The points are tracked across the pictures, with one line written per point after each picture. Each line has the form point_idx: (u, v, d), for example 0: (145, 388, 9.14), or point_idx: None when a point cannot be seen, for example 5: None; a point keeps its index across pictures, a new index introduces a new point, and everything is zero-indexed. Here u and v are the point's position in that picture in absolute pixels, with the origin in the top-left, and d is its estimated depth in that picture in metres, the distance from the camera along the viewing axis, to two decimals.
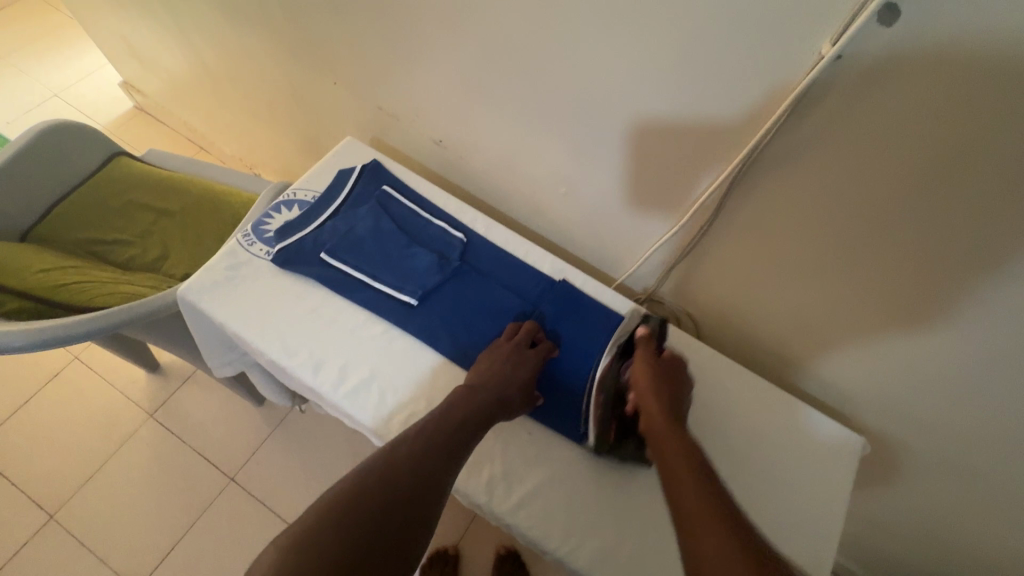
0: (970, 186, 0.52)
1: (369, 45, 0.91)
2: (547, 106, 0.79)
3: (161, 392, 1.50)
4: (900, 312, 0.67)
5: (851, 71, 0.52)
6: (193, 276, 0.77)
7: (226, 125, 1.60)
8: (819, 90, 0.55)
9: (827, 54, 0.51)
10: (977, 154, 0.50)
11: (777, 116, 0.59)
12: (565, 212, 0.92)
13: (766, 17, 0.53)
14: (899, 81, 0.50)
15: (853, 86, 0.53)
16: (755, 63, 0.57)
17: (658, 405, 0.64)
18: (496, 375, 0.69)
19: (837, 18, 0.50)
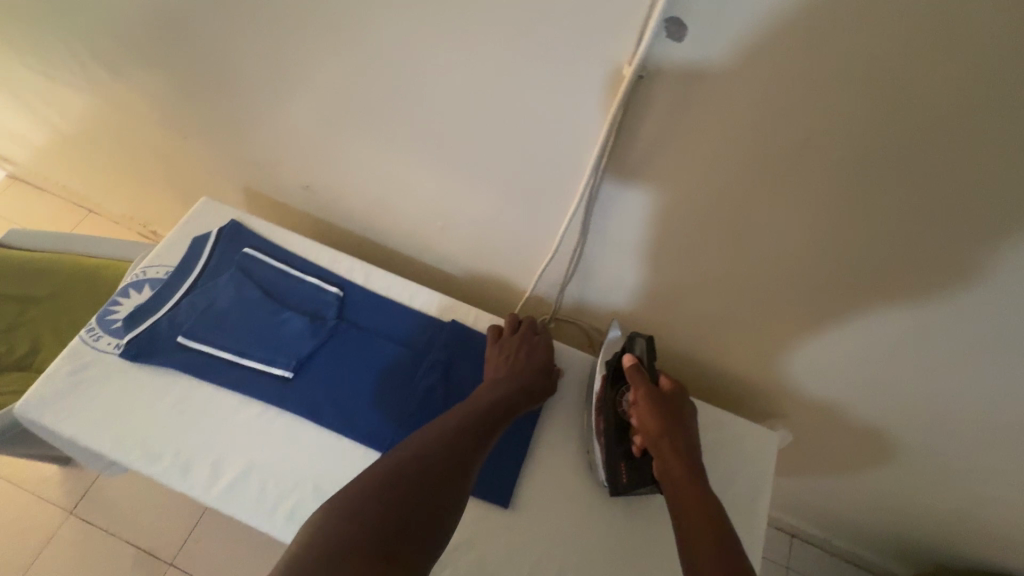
0: (813, 176, 0.50)
1: (208, 96, 0.84)
2: (400, 138, 0.73)
3: (78, 486, 1.39)
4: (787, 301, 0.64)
5: (662, 84, 0.49)
6: (31, 389, 0.68)
7: (106, 187, 1.48)
8: (641, 105, 0.51)
9: (628, 75, 0.48)
10: (805, 149, 0.48)
11: (605, 135, 0.55)
12: (451, 244, 0.86)
13: (567, 30, 0.49)
14: (713, 90, 0.47)
15: (672, 99, 0.49)
16: (574, 75, 0.53)
17: (673, 461, 0.61)
18: (515, 367, 0.68)
19: (628, 36, 0.47)
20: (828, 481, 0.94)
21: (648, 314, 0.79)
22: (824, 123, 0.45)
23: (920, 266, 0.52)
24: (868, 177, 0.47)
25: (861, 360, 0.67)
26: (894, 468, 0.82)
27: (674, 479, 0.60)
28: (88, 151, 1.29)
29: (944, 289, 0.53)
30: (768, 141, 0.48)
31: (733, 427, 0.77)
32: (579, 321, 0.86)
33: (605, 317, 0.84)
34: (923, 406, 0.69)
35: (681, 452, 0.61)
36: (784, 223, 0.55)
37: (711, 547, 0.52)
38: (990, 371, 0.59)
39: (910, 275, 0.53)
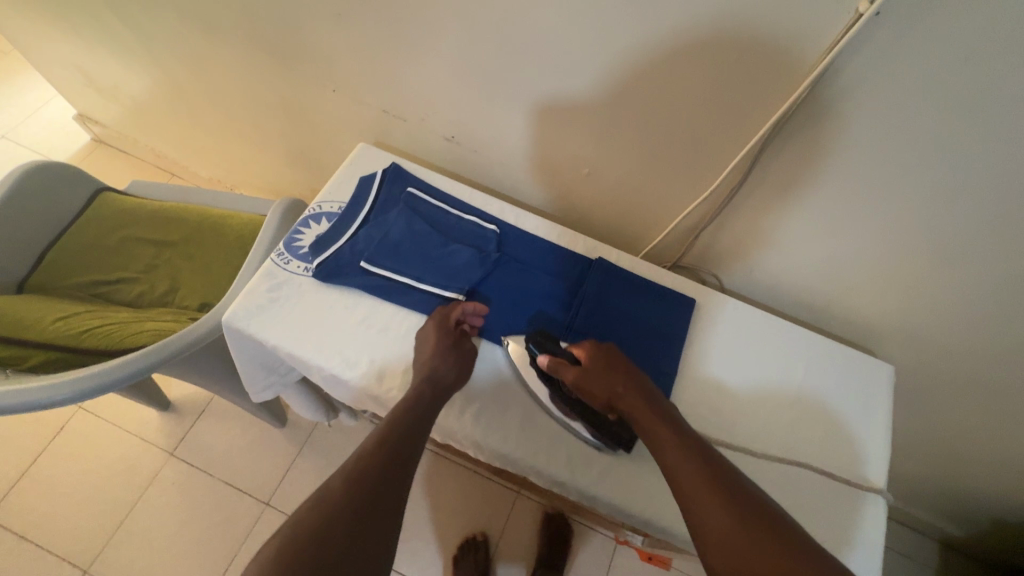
0: (1007, 115, 0.55)
1: (370, 48, 0.90)
2: (570, 87, 0.78)
3: (177, 429, 1.47)
4: (932, 243, 0.71)
5: (891, 24, 0.54)
6: (234, 302, 0.76)
7: (204, 147, 1.55)
8: (854, 47, 0.57)
9: (864, 12, 0.54)
10: (1010, 88, 0.53)
11: (815, 72, 0.60)
12: (586, 194, 0.93)
13: None
14: (936, 30, 0.52)
15: (887, 41, 0.55)
16: (790, 19, 0.58)
17: (636, 414, 0.60)
18: (417, 366, 0.69)
19: None
20: (917, 427, 1.02)
21: (779, 259, 0.86)
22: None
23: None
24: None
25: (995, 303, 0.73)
26: (994, 413, 0.89)
27: (653, 435, 0.57)
28: (201, 108, 1.35)
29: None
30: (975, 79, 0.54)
31: (850, 361, 0.83)
32: (697, 269, 0.95)
33: (733, 261, 0.90)
34: None
35: (644, 403, 0.60)
36: (955, 164, 0.61)
37: (701, 495, 0.50)
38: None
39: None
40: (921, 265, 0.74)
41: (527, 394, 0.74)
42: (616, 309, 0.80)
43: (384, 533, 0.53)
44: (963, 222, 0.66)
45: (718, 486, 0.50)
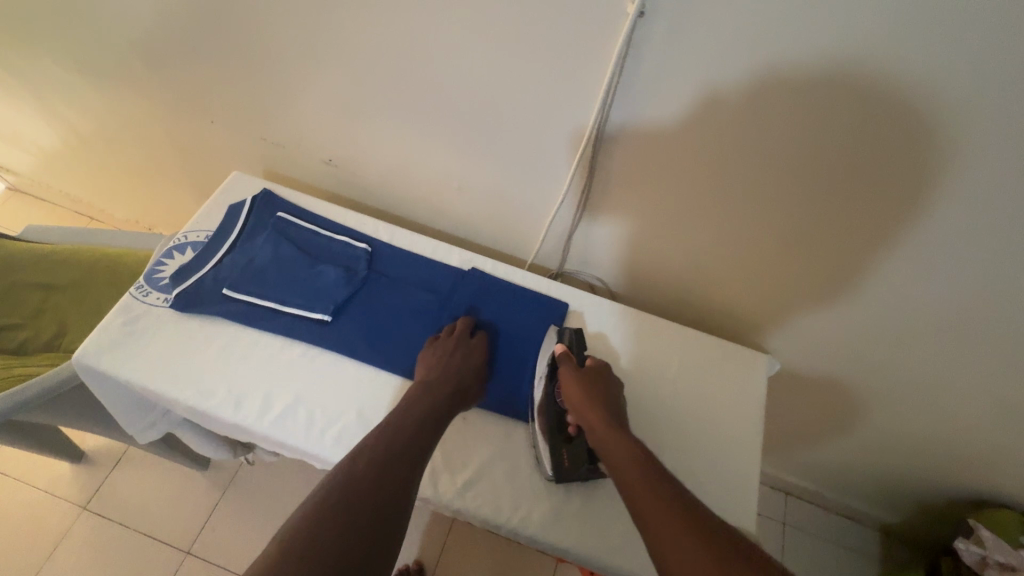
0: (779, 100, 0.58)
1: (236, 78, 0.90)
2: (420, 104, 0.80)
3: (91, 482, 1.41)
4: (770, 226, 0.73)
5: (657, 24, 0.57)
6: (86, 340, 0.73)
7: (113, 189, 1.53)
8: (638, 46, 0.60)
9: (631, 13, 0.56)
10: (772, 74, 0.57)
11: (611, 72, 0.63)
12: (463, 207, 0.94)
13: None
14: (696, 24, 0.55)
15: (665, 37, 0.58)
16: (582, 25, 0.60)
17: (605, 432, 0.63)
18: (452, 373, 0.70)
19: None
20: None
21: (648, 258, 0.88)
22: (798, 43, 0.53)
23: (880, 175, 0.60)
24: (832, 92, 0.55)
25: (842, 278, 0.75)
26: None
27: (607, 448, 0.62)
28: (101, 148, 1.34)
29: (903, 193, 0.61)
30: (749, 65, 0.57)
31: (729, 355, 0.84)
32: (583, 276, 0.96)
33: (611, 262, 0.92)
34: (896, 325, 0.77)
35: (615, 428, 0.64)
36: (754, 149, 0.64)
37: (673, 525, 0.50)
38: (953, 277, 0.67)
39: (874, 187, 0.62)
40: (768, 249, 0.76)
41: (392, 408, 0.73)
42: (487, 317, 0.81)
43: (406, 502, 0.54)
44: (780, 203, 0.69)
45: (684, 515, 0.51)
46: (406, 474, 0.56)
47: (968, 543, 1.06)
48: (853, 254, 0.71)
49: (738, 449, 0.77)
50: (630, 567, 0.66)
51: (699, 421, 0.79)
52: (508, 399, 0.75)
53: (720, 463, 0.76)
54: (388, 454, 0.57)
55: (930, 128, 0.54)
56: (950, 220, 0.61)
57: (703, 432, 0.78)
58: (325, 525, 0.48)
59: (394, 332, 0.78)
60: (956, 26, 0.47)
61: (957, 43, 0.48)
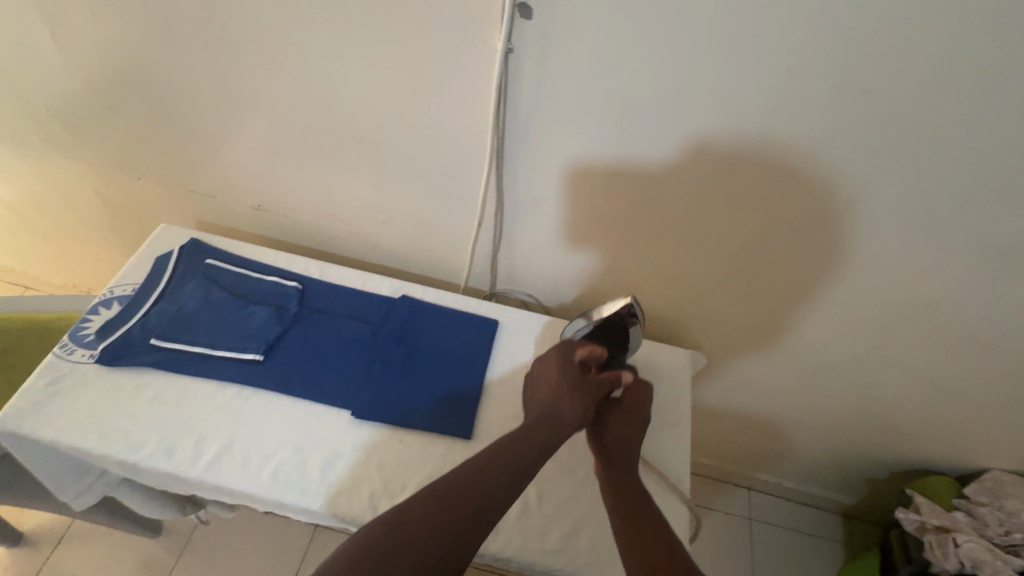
0: (643, 109, 0.68)
1: (156, 134, 0.93)
2: (335, 144, 0.85)
3: (31, 565, 1.32)
4: (666, 220, 0.81)
5: (526, 56, 0.65)
6: (7, 405, 0.72)
7: (45, 255, 1.50)
8: (515, 76, 0.68)
9: (501, 48, 0.64)
10: (630, 90, 0.66)
11: (496, 103, 0.70)
12: (392, 238, 0.97)
13: (455, 25, 0.64)
14: (561, 52, 0.64)
15: (537, 65, 0.66)
16: (467, 61, 0.67)
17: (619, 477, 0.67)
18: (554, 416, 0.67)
19: (494, 21, 0.63)
20: None
21: (571, 269, 0.93)
22: (646, 60, 0.63)
23: (741, 161, 0.71)
24: (683, 96, 0.65)
25: (735, 258, 0.85)
26: None
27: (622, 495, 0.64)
28: (29, 217, 1.32)
29: (760, 175, 0.72)
30: (613, 82, 0.66)
31: (655, 352, 0.89)
32: (515, 293, 1.01)
33: (538, 276, 0.96)
34: None
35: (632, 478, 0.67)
36: (637, 152, 0.73)
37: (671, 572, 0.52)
38: (820, 242, 0.78)
39: (737, 173, 0.72)
40: (670, 241, 0.84)
41: (328, 439, 0.74)
42: (420, 341, 0.84)
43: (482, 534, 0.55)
44: (669, 198, 0.78)
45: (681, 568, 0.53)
46: (475, 518, 0.55)
47: (907, 512, 1.11)
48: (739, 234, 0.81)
49: (670, 439, 0.80)
50: (571, 565, 0.68)
51: None
52: (444, 418, 0.77)
53: (655, 455, 0.79)
54: (464, 492, 0.57)
55: (763, 117, 0.65)
56: (802, 193, 0.72)
57: None
58: (390, 564, 0.49)
59: (328, 364, 0.80)
60: (758, 36, 0.58)
61: (764, 48, 0.59)
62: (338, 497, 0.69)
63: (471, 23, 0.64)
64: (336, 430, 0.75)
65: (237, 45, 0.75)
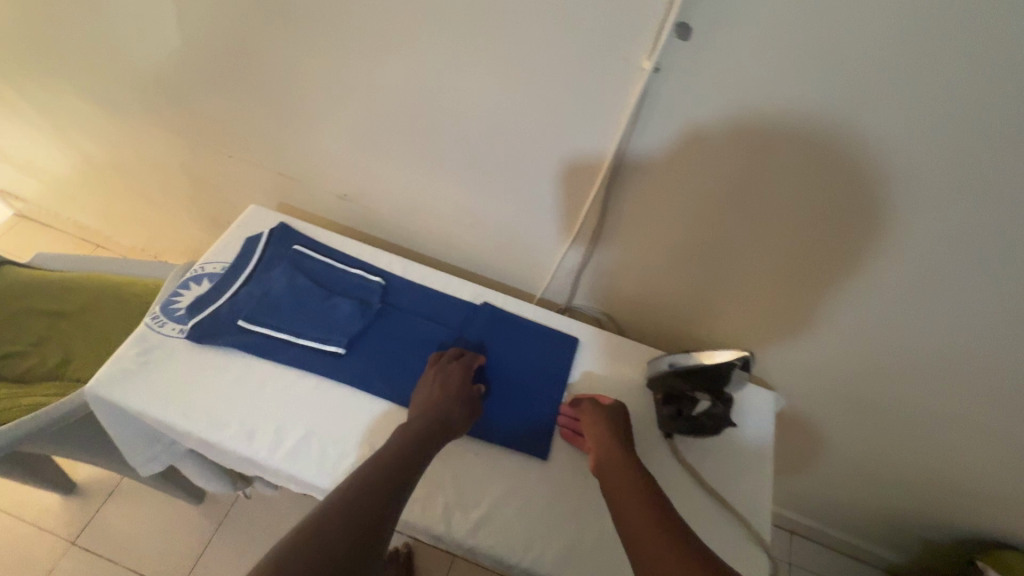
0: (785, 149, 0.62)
1: (256, 115, 0.94)
2: (436, 144, 0.83)
3: (81, 515, 1.37)
4: (778, 265, 0.75)
5: (671, 81, 0.61)
6: (100, 371, 0.73)
7: (121, 217, 1.54)
8: (652, 100, 0.64)
9: (648, 68, 0.60)
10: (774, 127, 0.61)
11: (627, 120, 0.66)
12: (474, 242, 0.96)
13: (596, 39, 0.61)
14: (711, 82, 0.59)
15: (678, 90, 0.61)
16: (600, 75, 0.64)
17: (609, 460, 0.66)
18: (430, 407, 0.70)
19: (647, 38, 0.59)
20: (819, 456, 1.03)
21: (657, 295, 0.89)
22: (803, 96, 0.57)
23: (879, 219, 0.64)
24: (836, 139, 0.59)
25: (848, 318, 0.77)
26: None
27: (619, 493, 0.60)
28: (116, 181, 1.36)
29: (906, 235, 0.64)
30: (758, 115, 0.61)
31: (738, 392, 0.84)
32: (591, 310, 0.97)
33: (618, 298, 0.93)
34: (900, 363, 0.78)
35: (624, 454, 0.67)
36: (765, 192, 0.67)
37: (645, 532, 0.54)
38: (957, 315, 0.69)
39: (873, 229, 0.65)
40: (776, 286, 0.78)
41: None
42: (498, 352, 0.82)
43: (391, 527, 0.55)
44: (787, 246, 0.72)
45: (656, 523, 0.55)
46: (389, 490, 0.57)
47: None
48: (861, 293, 0.73)
49: (752, 487, 0.76)
50: None
51: (712, 456, 0.78)
52: (520, 436, 0.75)
53: (735, 501, 0.75)
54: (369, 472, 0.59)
55: (926, 175, 0.58)
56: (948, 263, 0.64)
57: (717, 468, 0.77)
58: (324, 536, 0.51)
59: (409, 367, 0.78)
60: None
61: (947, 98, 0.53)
62: (412, 505, 0.68)
63: (616, 37, 0.60)
64: None
65: (358, 34, 0.74)
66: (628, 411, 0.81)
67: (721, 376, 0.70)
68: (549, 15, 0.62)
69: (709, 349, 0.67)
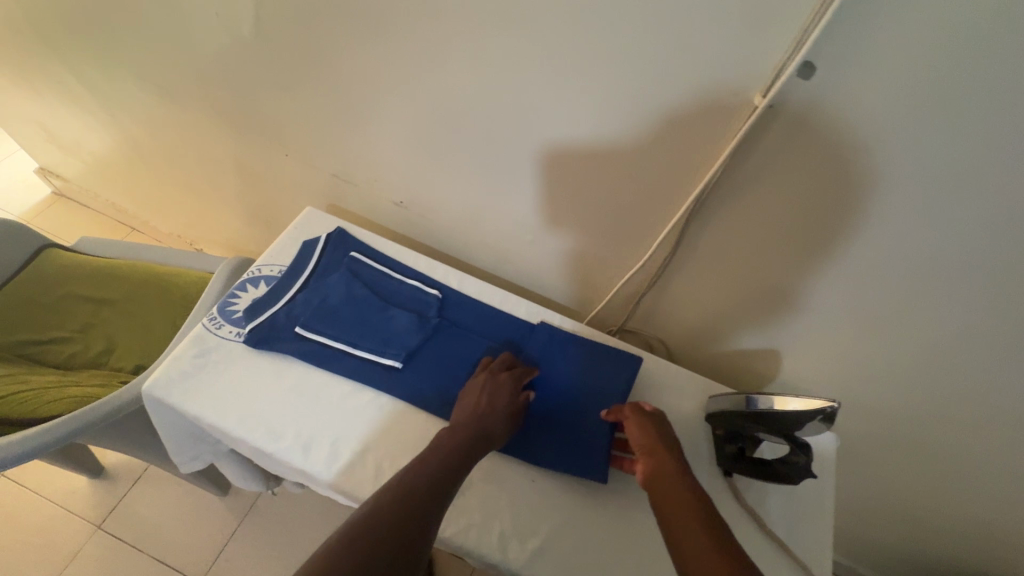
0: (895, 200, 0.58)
1: (319, 117, 0.92)
2: (505, 160, 0.81)
3: (107, 499, 1.37)
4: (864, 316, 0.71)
5: (782, 119, 0.57)
6: (157, 370, 0.73)
7: (161, 203, 1.54)
8: (754, 136, 0.60)
9: (761, 105, 0.56)
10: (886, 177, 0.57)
11: (726, 155, 0.63)
12: (530, 258, 0.94)
13: (701, 70, 0.58)
14: (828, 124, 0.56)
15: (788, 129, 0.58)
16: (702, 105, 0.61)
17: (661, 465, 0.63)
18: (472, 416, 0.68)
19: (765, 73, 0.55)
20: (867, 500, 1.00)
21: (717, 327, 0.86)
22: (929, 150, 0.53)
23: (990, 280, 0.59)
24: (960, 198, 0.54)
25: (928, 372, 0.73)
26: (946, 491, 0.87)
27: (664, 497, 0.58)
28: (162, 169, 1.36)
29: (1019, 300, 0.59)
30: (874, 164, 0.56)
31: None
32: (643, 335, 0.95)
33: (676, 327, 0.90)
34: (977, 421, 0.74)
35: (674, 461, 0.63)
36: (862, 240, 0.63)
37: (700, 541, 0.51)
38: None
39: (984, 293, 0.61)
40: (855, 335, 0.74)
41: None
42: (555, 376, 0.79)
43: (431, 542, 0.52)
44: (872, 294, 0.68)
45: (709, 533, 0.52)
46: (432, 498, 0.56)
47: None
48: (951, 352, 0.69)
49: (812, 535, 0.73)
50: None
51: (771, 499, 0.76)
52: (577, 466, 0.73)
53: (794, 548, 0.72)
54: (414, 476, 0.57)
55: None
56: None
57: (776, 513, 0.75)
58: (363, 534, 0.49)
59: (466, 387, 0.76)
60: None
61: None
62: (468, 532, 0.66)
63: (727, 70, 0.57)
64: None
65: (437, 46, 0.72)
66: (686, 444, 0.79)
67: (787, 430, 0.65)
68: (651, 41, 0.58)
69: (778, 397, 0.64)
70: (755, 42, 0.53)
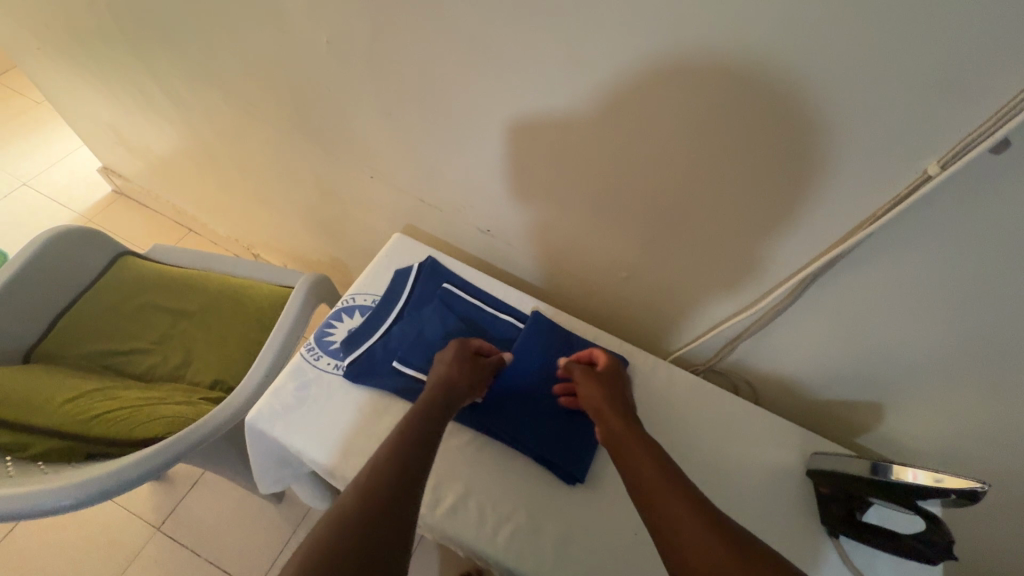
0: None
1: (408, 143, 0.91)
2: (609, 199, 0.78)
3: (167, 501, 1.39)
4: (997, 383, 0.67)
5: (953, 186, 0.54)
6: (258, 402, 0.72)
7: (223, 209, 1.55)
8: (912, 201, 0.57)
9: (932, 172, 0.53)
10: None
11: (879, 216, 0.59)
12: (620, 294, 0.93)
13: (866, 135, 0.54)
14: (1003, 193, 0.52)
15: (957, 196, 0.54)
16: (858, 166, 0.57)
17: (618, 428, 0.65)
18: (442, 380, 0.70)
19: (948, 141, 0.52)
20: None
21: (815, 377, 0.83)
22: None
23: None
24: None
25: None
26: None
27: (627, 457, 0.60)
28: (232, 179, 1.37)
29: None
30: None
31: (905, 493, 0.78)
32: (730, 375, 0.93)
33: (772, 373, 0.87)
34: None
35: (625, 421, 0.66)
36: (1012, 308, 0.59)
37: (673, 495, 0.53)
38: None
39: None
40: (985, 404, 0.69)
41: (562, 512, 0.69)
42: None
43: (415, 510, 0.53)
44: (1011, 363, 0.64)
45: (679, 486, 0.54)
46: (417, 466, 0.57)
47: None
48: None
49: None
50: None
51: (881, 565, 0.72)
52: None
53: None
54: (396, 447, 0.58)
55: None
56: None
57: None
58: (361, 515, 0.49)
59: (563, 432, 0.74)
60: None
61: None
62: None
63: (895, 134, 0.53)
64: (570, 504, 0.70)
65: (552, 91, 0.69)
66: (788, 498, 0.76)
67: (907, 501, 0.62)
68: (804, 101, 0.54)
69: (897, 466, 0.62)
70: (939, 111, 0.50)
